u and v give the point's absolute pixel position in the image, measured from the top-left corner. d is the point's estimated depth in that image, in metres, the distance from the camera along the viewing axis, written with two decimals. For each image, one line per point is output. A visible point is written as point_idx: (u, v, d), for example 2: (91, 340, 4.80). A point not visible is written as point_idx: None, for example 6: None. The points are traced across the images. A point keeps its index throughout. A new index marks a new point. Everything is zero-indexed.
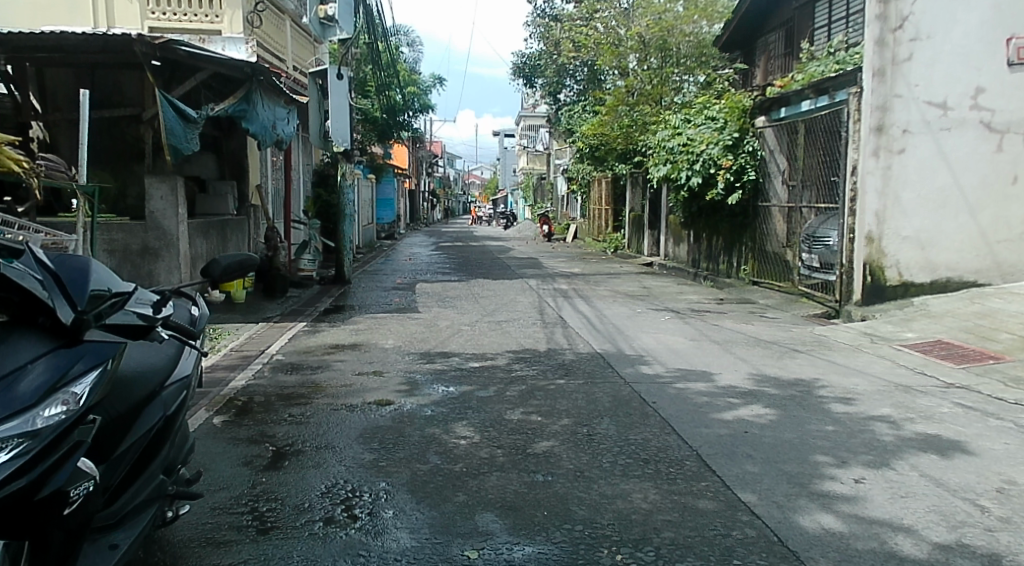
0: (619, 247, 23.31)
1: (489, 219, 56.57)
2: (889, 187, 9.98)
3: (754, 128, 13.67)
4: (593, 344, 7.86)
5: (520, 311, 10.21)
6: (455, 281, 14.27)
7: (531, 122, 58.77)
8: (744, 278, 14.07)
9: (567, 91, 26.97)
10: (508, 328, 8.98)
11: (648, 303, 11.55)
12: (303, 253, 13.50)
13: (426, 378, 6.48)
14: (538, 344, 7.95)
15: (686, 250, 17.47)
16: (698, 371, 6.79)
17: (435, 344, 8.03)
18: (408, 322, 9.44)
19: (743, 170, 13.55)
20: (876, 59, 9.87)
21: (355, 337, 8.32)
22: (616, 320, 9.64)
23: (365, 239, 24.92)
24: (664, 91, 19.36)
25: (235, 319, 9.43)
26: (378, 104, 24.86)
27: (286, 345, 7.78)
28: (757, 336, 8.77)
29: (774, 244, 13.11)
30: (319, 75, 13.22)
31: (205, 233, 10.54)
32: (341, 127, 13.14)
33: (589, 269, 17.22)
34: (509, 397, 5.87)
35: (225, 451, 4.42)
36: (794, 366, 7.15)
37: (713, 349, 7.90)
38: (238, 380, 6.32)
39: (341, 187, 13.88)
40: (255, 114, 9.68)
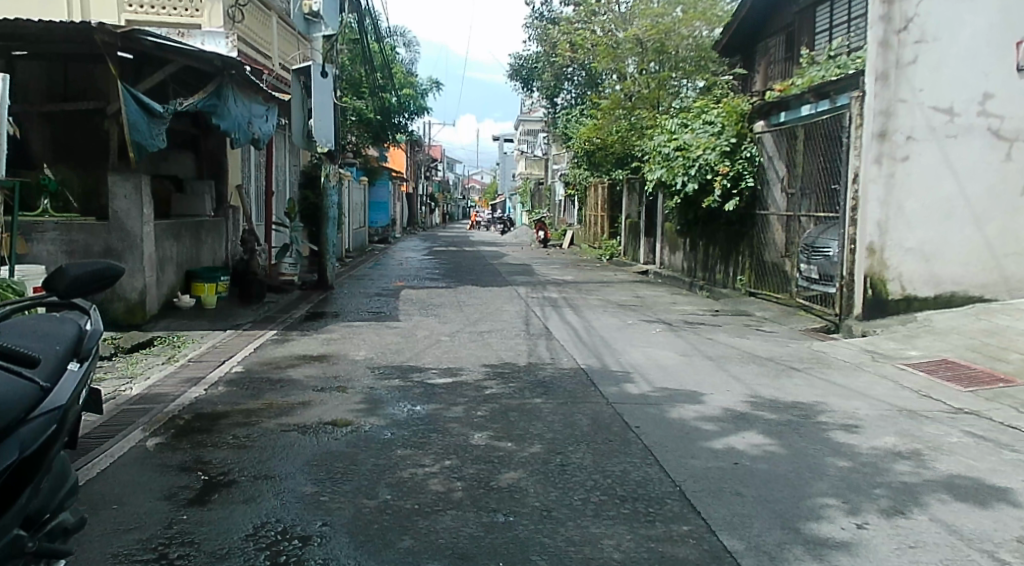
0: (614, 254, 22.85)
1: (486, 223, 56.13)
2: (892, 196, 9.50)
3: (752, 134, 13.20)
4: (577, 359, 7.40)
5: (505, 322, 9.72)
6: (442, 288, 13.78)
7: (530, 126, 58.38)
8: (741, 289, 13.62)
9: (564, 95, 26.53)
10: (489, 339, 8.51)
11: (639, 314, 11.08)
12: (284, 257, 13.07)
13: (392, 395, 6.00)
14: (518, 358, 7.47)
15: (681, 258, 17.00)
16: (687, 391, 6.31)
17: (408, 356, 7.54)
18: (385, 331, 8.96)
19: (740, 177, 13.08)
20: (880, 61, 9.43)
21: (324, 348, 7.83)
22: (604, 333, 9.17)
23: (357, 243, 24.45)
24: (662, 96, 18.95)
25: (202, 325, 8.94)
26: (372, 105, 24.41)
27: (249, 356, 7.31)
28: (752, 352, 8.28)
29: (772, 254, 12.67)
30: (303, 72, 12.82)
31: (178, 235, 10.06)
32: (325, 127, 12.74)
33: (582, 277, 16.77)
34: (479, 420, 5.38)
35: (149, 483, 4.01)
36: (791, 386, 6.67)
37: (704, 365, 7.41)
38: (189, 394, 5.83)
39: (324, 188, 13.40)
40: (227, 110, 9.22)
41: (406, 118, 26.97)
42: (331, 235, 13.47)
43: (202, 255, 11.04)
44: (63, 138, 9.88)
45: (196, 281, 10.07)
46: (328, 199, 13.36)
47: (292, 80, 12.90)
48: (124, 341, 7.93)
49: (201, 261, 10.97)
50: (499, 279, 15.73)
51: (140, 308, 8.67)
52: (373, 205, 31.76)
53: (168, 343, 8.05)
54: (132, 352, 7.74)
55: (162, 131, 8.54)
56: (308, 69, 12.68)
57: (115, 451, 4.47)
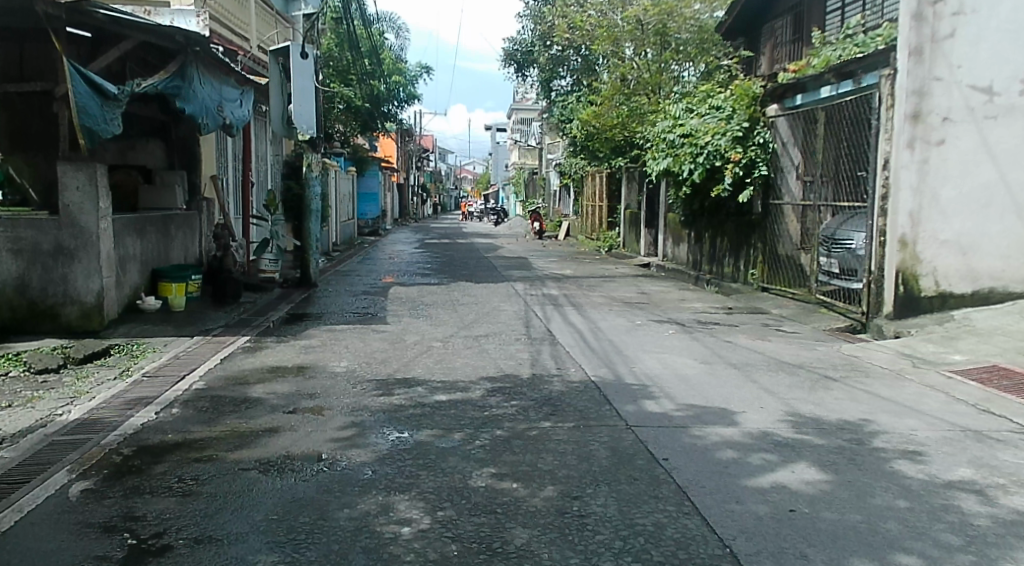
0: (613, 247, 22.06)
1: (479, 214, 55.23)
2: (926, 183, 8.65)
3: (766, 118, 12.29)
4: (586, 369, 6.56)
5: (502, 323, 8.87)
6: (434, 284, 12.89)
7: (523, 115, 57.41)
8: (753, 283, 12.79)
9: (559, 82, 25.61)
10: (486, 345, 7.64)
11: (648, 312, 10.24)
12: (264, 252, 12.22)
13: (375, 419, 5.14)
14: (519, 368, 6.61)
15: (685, 250, 16.21)
16: (717, 409, 5.45)
17: (397, 367, 6.68)
18: (370, 336, 8.10)
19: (753, 164, 12.21)
20: (913, 36, 8.52)
21: (301, 358, 6.96)
22: (612, 337, 8.32)
23: (345, 237, 23.56)
24: (662, 81, 18.06)
25: (166, 330, 8.06)
26: (361, 92, 23.51)
27: (216, 368, 6.44)
28: (779, 358, 7.44)
29: (788, 246, 11.85)
30: (282, 52, 11.92)
31: (142, 230, 9.18)
32: (306, 112, 11.92)
33: (582, 271, 15.94)
34: (477, 452, 4.52)
35: (57, 553, 3.13)
36: (832, 401, 5.84)
37: (730, 376, 6.57)
38: (133, 419, 4.94)
39: (307, 179, 12.48)
40: (192, 92, 8.33)
41: (395, 106, 25.98)
42: (314, 228, 12.60)
43: (171, 252, 10.15)
44: (18, 123, 8.87)
45: (163, 281, 9.19)
46: (310, 190, 12.41)
47: (270, 61, 12.03)
48: (75, 349, 7.05)
49: (170, 258, 10.09)
50: (495, 274, 14.87)
51: (97, 312, 7.81)
52: (363, 196, 30.79)
53: (125, 353, 7.17)
54: (84, 363, 6.86)
55: (117, 115, 7.66)
56: (288, 49, 11.80)
57: (25, 504, 3.60)
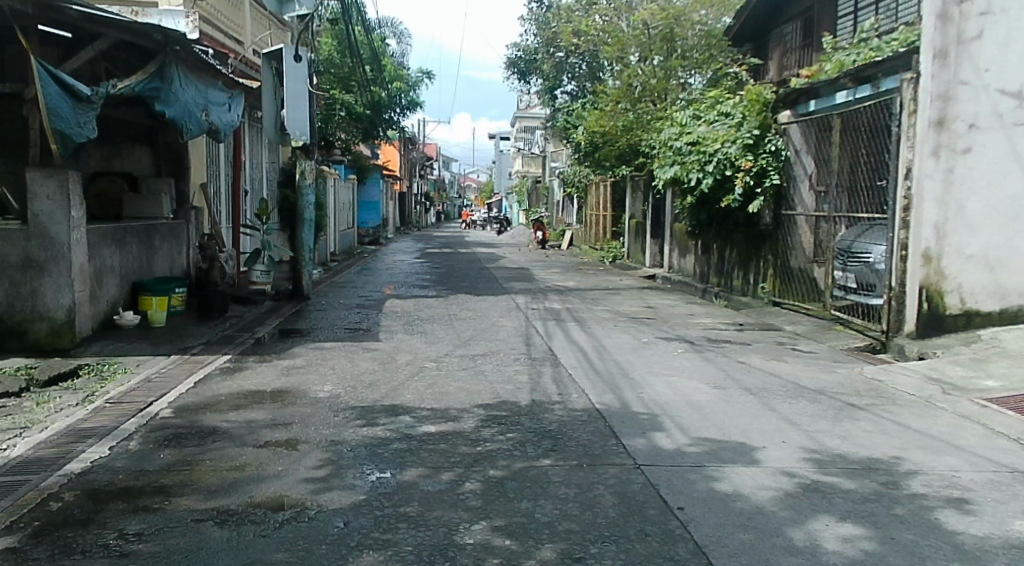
0: (617, 257, 21.58)
1: (482, 222, 54.74)
2: (951, 195, 8.12)
3: (777, 125, 11.75)
4: (590, 395, 6.04)
5: (501, 341, 8.37)
6: (431, 297, 12.38)
7: (527, 122, 57.01)
8: (763, 297, 12.26)
9: (563, 89, 25.15)
10: (483, 366, 7.13)
11: (655, 329, 9.73)
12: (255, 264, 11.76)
13: (356, 456, 4.64)
14: (517, 394, 6.10)
15: (692, 261, 15.71)
16: (735, 445, 4.93)
17: (386, 392, 6.17)
18: (359, 355, 7.58)
19: (764, 173, 11.70)
20: (938, 36, 7.96)
21: (283, 381, 6.46)
22: (618, 357, 7.79)
23: (344, 246, 23.10)
24: (668, 87, 17.58)
25: (142, 348, 7.57)
26: (362, 99, 23.10)
27: (188, 393, 5.94)
28: (797, 382, 6.92)
29: (800, 259, 11.31)
30: (275, 56, 11.45)
31: (122, 240, 8.70)
32: (300, 117, 11.45)
33: (585, 283, 15.41)
34: (467, 498, 4.02)
35: None
36: (859, 434, 5.33)
37: (746, 404, 6.05)
38: (85, 458, 4.46)
39: (300, 187, 12.02)
40: (173, 94, 7.87)
41: (397, 113, 25.45)
42: (307, 238, 12.11)
43: (154, 263, 9.67)
44: None
45: (145, 294, 8.70)
46: (304, 199, 11.94)
47: (263, 65, 11.54)
48: (40, 371, 6.56)
49: (153, 270, 9.61)
50: (495, 285, 14.37)
51: (68, 330, 7.31)
52: (363, 204, 30.30)
53: (95, 374, 6.68)
54: (48, 387, 6.37)
55: (91, 118, 7.17)
56: (281, 53, 11.27)
57: None
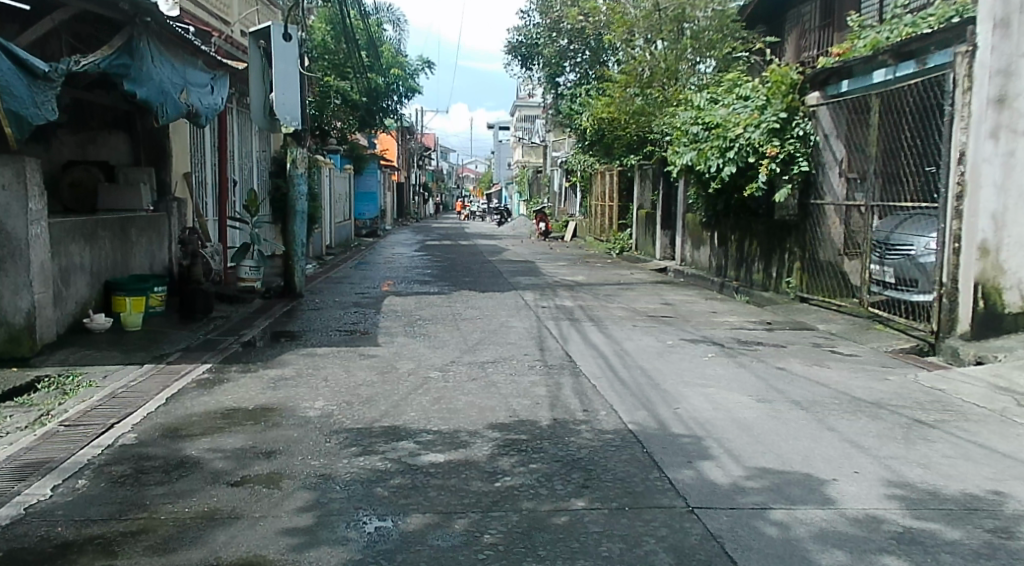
0: (625, 249, 20.79)
1: (481, 213, 53.86)
2: (1014, 180, 7.21)
3: (805, 108, 10.92)
4: (621, 413, 5.25)
5: (512, 345, 7.56)
6: (433, 294, 11.57)
7: (527, 112, 56.13)
8: (789, 292, 11.44)
9: (566, 75, 24.30)
10: (494, 376, 6.31)
11: (678, 329, 8.93)
12: (243, 259, 11.07)
13: (349, 496, 3.84)
14: (536, 412, 5.29)
15: (707, 253, 14.92)
16: (800, 478, 4.13)
17: (385, 410, 5.35)
18: (355, 364, 6.78)
19: (792, 159, 10.84)
20: (999, 5, 7.13)
21: (268, 396, 5.66)
22: (644, 363, 6.99)
23: (341, 239, 22.31)
24: (680, 71, 16.75)
25: (112, 356, 6.76)
26: (358, 87, 22.24)
27: (155, 412, 5.13)
28: (849, 394, 6.12)
29: (828, 252, 10.64)
30: (263, 35, 10.62)
31: (91, 235, 7.88)
32: (291, 101, 10.64)
33: (595, 277, 14.60)
34: (486, 557, 3.22)
35: None
36: (942, 461, 4.53)
37: (799, 421, 5.26)
38: (19, 502, 3.66)
39: (291, 176, 11.19)
40: (144, 72, 7.03)
41: (394, 101, 24.54)
42: (300, 231, 11.24)
43: (131, 260, 8.86)
44: None
45: (118, 294, 7.88)
46: (296, 190, 11.13)
47: (251, 45, 10.75)
48: None
49: (130, 267, 8.81)
50: (501, 280, 13.57)
51: (28, 335, 6.50)
52: (360, 196, 29.44)
53: (55, 388, 5.81)
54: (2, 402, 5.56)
55: (51, 98, 6.22)
56: (269, 31, 10.48)
57: None
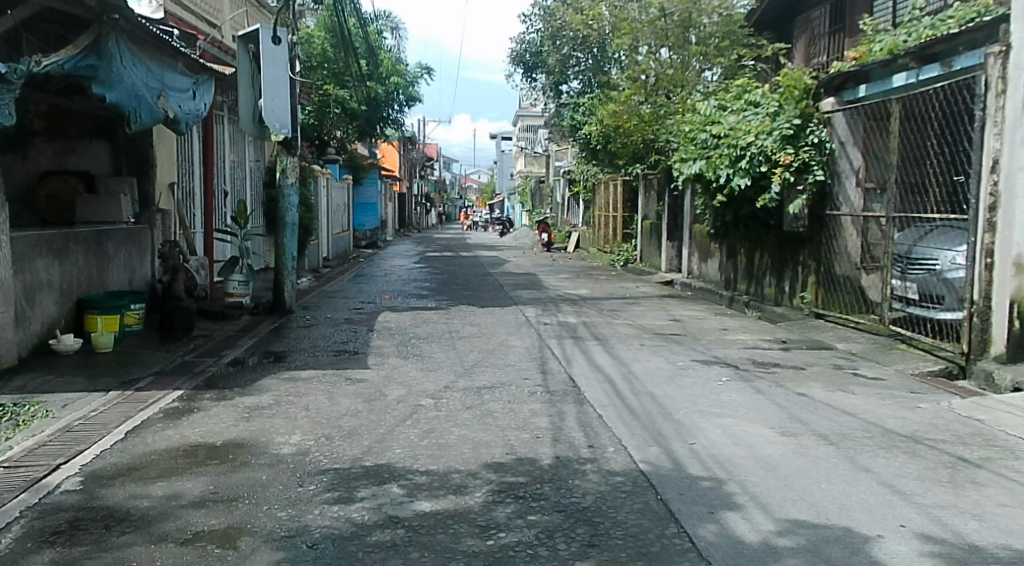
0: (630, 260, 20.29)
1: (483, 223, 53.40)
2: None
3: (820, 114, 10.42)
4: (630, 449, 4.71)
5: (511, 368, 7.03)
6: (430, 310, 11.04)
7: (529, 122, 55.77)
8: (803, 308, 10.87)
9: (569, 84, 23.85)
10: (491, 405, 5.77)
11: (688, 348, 8.40)
12: (231, 274, 10.55)
13: (318, 560, 3.30)
14: (536, 448, 4.76)
15: (715, 266, 14.40)
16: (839, 535, 3.59)
17: (369, 445, 4.81)
18: (340, 390, 6.25)
19: (807, 168, 10.34)
20: None
21: (239, 428, 5.13)
22: (654, 388, 6.45)
23: (338, 250, 21.82)
24: (685, 79, 16.28)
25: (76, 382, 6.23)
26: (357, 95, 21.79)
27: (110, 452, 4.59)
28: (880, 426, 5.57)
29: (844, 266, 10.08)
30: (251, 39, 10.14)
31: (62, 249, 7.38)
32: (280, 108, 10.15)
33: (599, 291, 14.08)
34: None
35: None
36: (999, 511, 3.98)
37: (830, 458, 4.71)
38: None
39: (280, 187, 10.66)
40: (112, 74, 6.53)
41: (395, 110, 24.02)
42: (290, 244, 10.73)
43: (108, 276, 8.34)
44: None
45: (91, 312, 7.40)
46: (285, 201, 10.63)
47: (239, 49, 10.25)
48: None
49: (106, 283, 8.30)
50: (502, 295, 13.04)
51: None
52: (360, 206, 28.94)
53: (6, 419, 5.28)
54: None
55: (8, 102, 5.66)
56: (257, 34, 9.98)
57: None
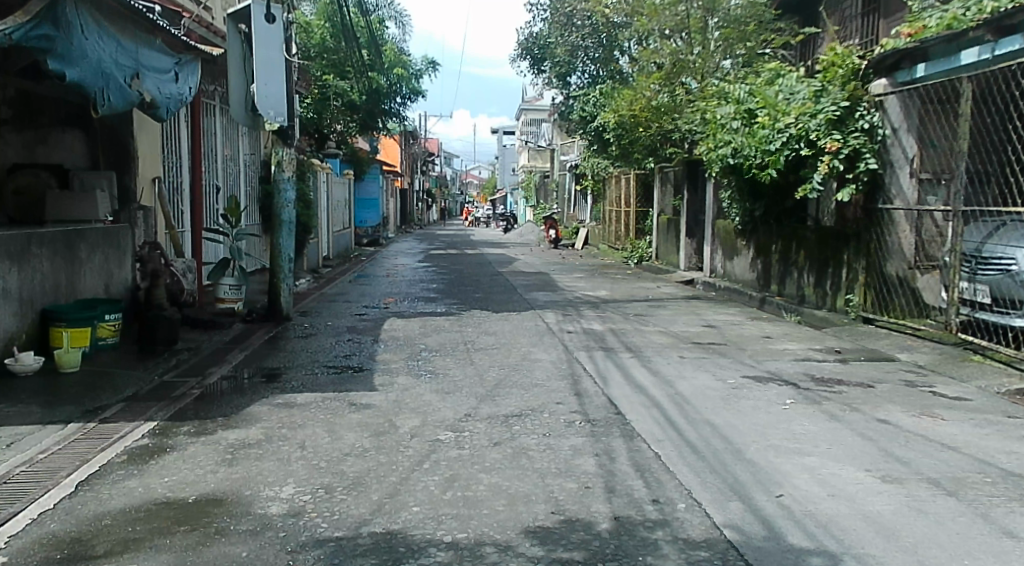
0: (644, 258, 19.31)
1: (486, 219, 52.40)
2: None
3: (870, 97, 9.43)
4: (707, 507, 3.75)
5: (539, 391, 6.05)
6: (439, 316, 10.06)
7: (532, 115, 54.75)
8: (848, 311, 9.87)
9: (578, 73, 22.85)
10: (523, 440, 4.81)
11: (735, 362, 7.42)
12: (223, 276, 9.62)
13: None
14: (589, 505, 3.79)
15: (742, 264, 13.41)
16: None
17: (378, 502, 3.85)
18: (341, 420, 5.28)
19: (857, 155, 9.35)
20: None
21: (218, 477, 4.16)
22: (710, 414, 5.49)
23: (339, 249, 20.85)
24: (707, 65, 15.29)
25: (33, 412, 5.29)
26: (358, 86, 20.77)
27: (53, 516, 3.65)
28: (994, 464, 4.60)
29: (897, 265, 9.11)
30: (243, 17, 9.15)
31: (23, 254, 6.41)
32: (275, 94, 9.16)
33: (619, 293, 13.12)
34: None
35: None
36: None
37: (959, 516, 3.74)
38: None
39: (276, 181, 9.67)
40: (71, 48, 5.58)
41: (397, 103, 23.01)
42: (286, 244, 9.75)
43: (79, 282, 7.37)
44: None
45: (56, 325, 6.48)
46: (282, 196, 9.65)
47: (230, 29, 9.27)
48: None
49: (77, 291, 7.33)
50: (516, 297, 12.07)
51: None
52: (361, 203, 27.90)
53: None
54: None
55: None
56: (250, 11, 9.00)
57: None
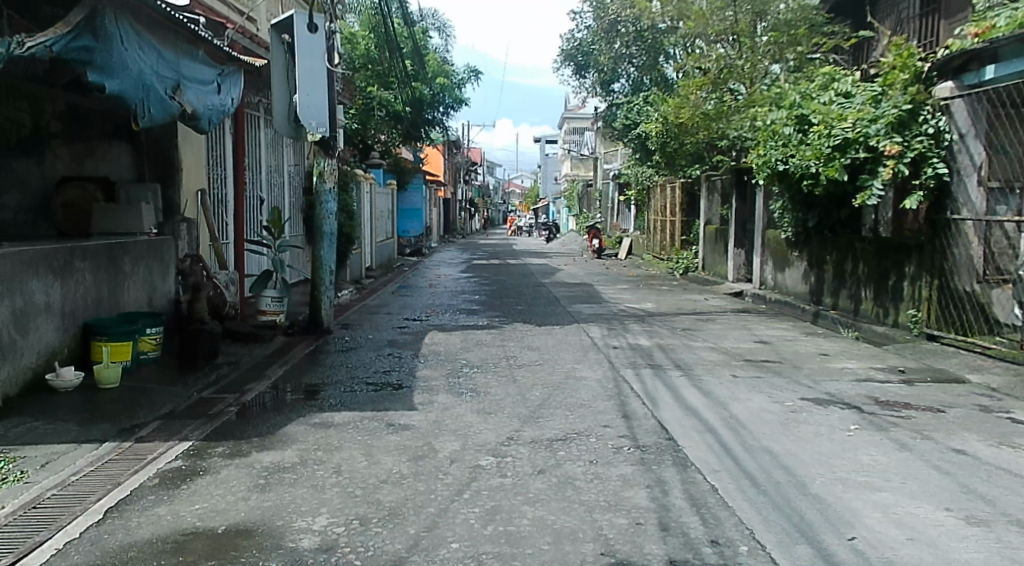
0: (691, 269, 18.86)
1: (529, 228, 52.16)
2: None
3: (934, 101, 8.97)
4: (775, 552, 3.43)
5: (586, 412, 5.76)
6: (481, 329, 9.82)
7: (575, 124, 54.43)
8: (910, 327, 9.37)
9: (623, 80, 22.52)
10: (570, 468, 4.54)
11: (792, 382, 7.04)
12: (264, 289, 9.51)
13: None
14: (643, 546, 3.50)
15: (794, 276, 12.93)
16: None
17: (415, 537, 3.60)
18: (379, 443, 5.05)
19: (922, 161, 8.88)
20: None
21: (249, 505, 3.96)
22: (770, 440, 5.15)
23: (382, 259, 20.78)
24: (757, 71, 14.86)
25: (69, 430, 5.18)
26: (402, 96, 20.72)
27: (77, 547, 3.48)
28: None
29: (965, 279, 8.61)
30: (285, 27, 9.06)
31: (65, 267, 6.32)
32: (317, 104, 9.03)
33: (666, 305, 12.75)
34: None
35: None
36: None
37: None
38: None
39: (318, 192, 9.53)
40: (111, 57, 5.47)
41: (440, 112, 22.92)
42: (327, 256, 9.60)
43: (122, 295, 7.28)
44: None
45: (98, 340, 6.39)
46: (324, 208, 9.50)
47: (273, 39, 9.18)
48: None
49: (120, 304, 7.24)
50: (560, 310, 11.79)
51: None
52: (404, 212, 27.87)
53: None
54: None
55: None
56: (292, 21, 8.90)
57: None
